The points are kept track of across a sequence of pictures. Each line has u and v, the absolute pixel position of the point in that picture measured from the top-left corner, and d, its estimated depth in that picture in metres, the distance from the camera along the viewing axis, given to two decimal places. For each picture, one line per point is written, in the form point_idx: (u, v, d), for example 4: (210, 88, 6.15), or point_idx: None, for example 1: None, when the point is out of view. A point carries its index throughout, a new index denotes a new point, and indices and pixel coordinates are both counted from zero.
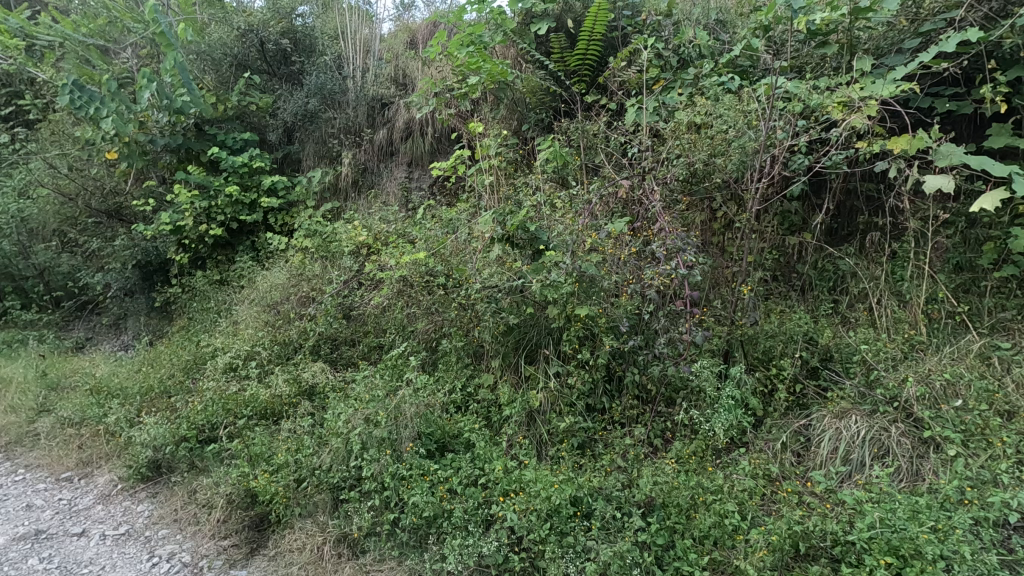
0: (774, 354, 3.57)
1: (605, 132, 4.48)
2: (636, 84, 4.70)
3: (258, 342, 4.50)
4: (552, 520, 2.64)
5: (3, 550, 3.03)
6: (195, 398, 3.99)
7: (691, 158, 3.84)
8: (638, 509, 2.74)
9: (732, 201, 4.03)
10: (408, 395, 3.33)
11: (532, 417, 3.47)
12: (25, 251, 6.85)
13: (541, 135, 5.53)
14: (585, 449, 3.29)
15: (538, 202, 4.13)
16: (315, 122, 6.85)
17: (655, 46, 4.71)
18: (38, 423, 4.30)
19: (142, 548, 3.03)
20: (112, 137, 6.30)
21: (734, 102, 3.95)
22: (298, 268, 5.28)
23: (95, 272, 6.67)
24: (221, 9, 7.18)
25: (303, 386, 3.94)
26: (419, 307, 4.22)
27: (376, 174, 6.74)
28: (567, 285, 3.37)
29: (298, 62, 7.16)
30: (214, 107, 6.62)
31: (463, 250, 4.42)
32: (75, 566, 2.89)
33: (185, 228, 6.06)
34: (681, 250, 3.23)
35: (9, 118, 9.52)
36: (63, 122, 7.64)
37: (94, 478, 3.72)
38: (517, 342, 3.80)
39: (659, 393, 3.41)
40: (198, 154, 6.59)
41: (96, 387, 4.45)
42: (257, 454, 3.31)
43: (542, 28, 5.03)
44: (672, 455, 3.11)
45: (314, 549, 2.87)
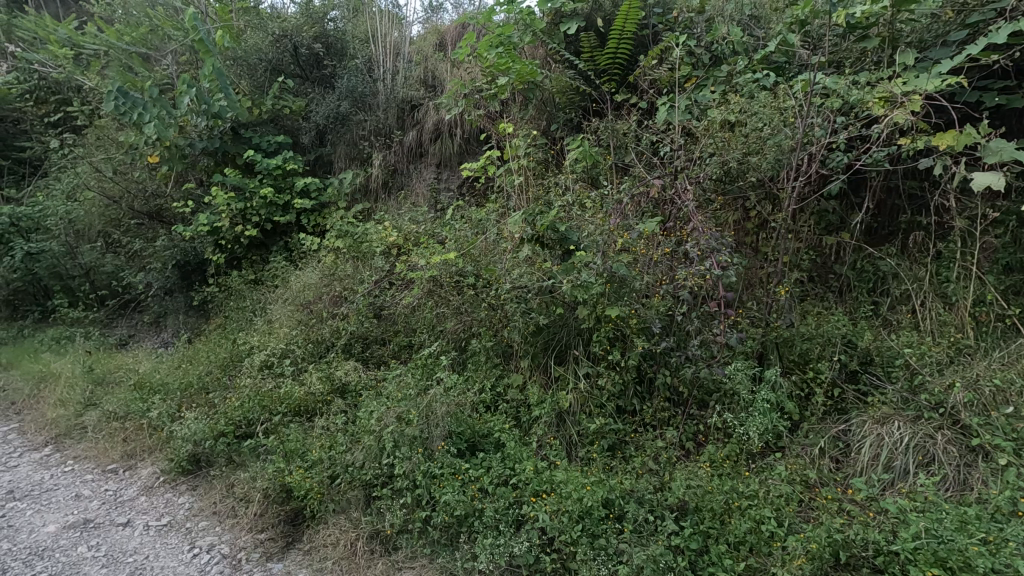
0: (811, 356, 3.47)
1: (635, 131, 4.44)
2: (667, 82, 4.65)
3: (291, 341, 4.60)
4: (584, 522, 2.62)
5: (54, 537, 3.16)
6: (233, 395, 4.12)
7: (725, 157, 3.77)
8: (671, 512, 2.70)
9: (767, 200, 3.94)
10: (439, 394, 3.35)
11: (562, 418, 3.47)
12: (72, 251, 7.16)
13: (570, 135, 5.52)
14: (615, 451, 3.27)
15: (567, 202, 4.12)
16: (346, 124, 6.97)
17: (687, 44, 4.66)
18: (85, 417, 4.47)
19: (183, 539, 3.13)
20: (153, 142, 6.52)
21: (769, 99, 3.87)
22: (331, 268, 5.38)
23: (137, 272, 6.92)
24: (256, 16, 7.37)
25: (335, 384, 4.01)
26: (449, 307, 4.25)
27: (406, 175, 6.81)
28: (598, 286, 3.37)
29: (331, 66, 7.30)
30: (250, 111, 6.80)
31: (493, 250, 4.44)
32: (120, 555, 3.00)
33: (222, 229, 6.24)
34: (715, 250, 3.18)
35: (59, 123, 10.00)
36: (108, 127, 7.98)
37: (138, 471, 3.86)
38: (546, 343, 3.80)
39: (691, 395, 3.35)
40: (234, 156, 6.76)
41: (139, 382, 4.62)
42: (292, 450, 3.39)
43: (572, 27, 5.02)
44: (706, 459, 3.06)
45: (348, 544, 2.92)
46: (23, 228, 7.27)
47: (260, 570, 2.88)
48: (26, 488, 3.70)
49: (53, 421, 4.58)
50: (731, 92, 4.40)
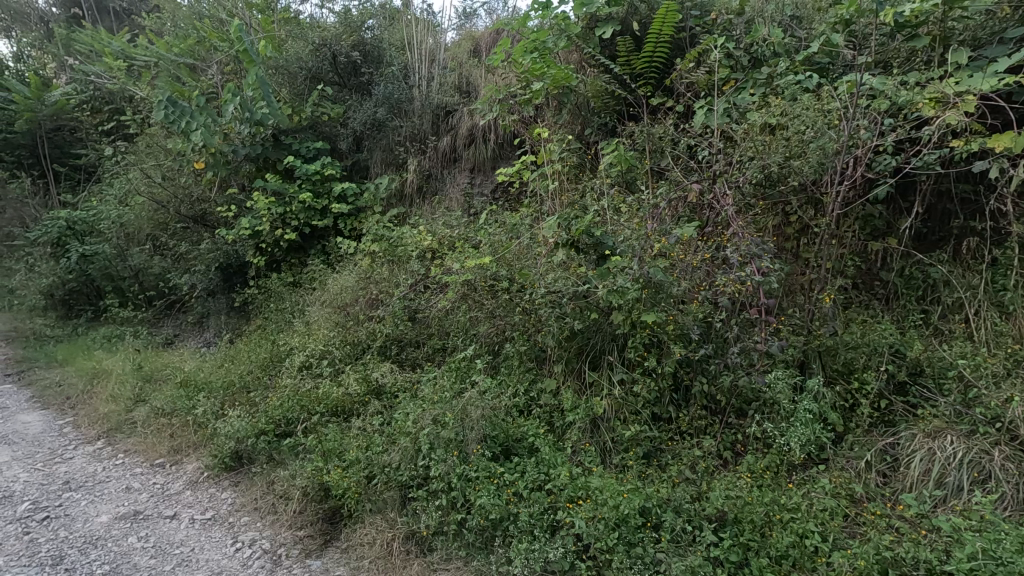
0: (856, 366, 3.36)
1: (672, 135, 4.40)
2: (705, 85, 4.59)
3: (330, 342, 4.70)
4: (620, 530, 2.59)
5: (107, 527, 3.30)
6: (273, 394, 4.25)
7: (766, 160, 3.68)
8: (710, 523, 2.65)
9: (809, 205, 3.84)
10: (474, 397, 3.39)
11: (596, 424, 3.44)
12: (122, 254, 7.49)
13: (605, 139, 5.49)
14: (650, 459, 3.23)
15: (603, 206, 4.10)
16: (382, 130, 7.09)
17: (726, 46, 4.59)
18: (135, 412, 4.67)
19: (226, 533, 3.22)
20: (199, 148, 6.79)
21: (812, 101, 3.78)
22: (367, 272, 5.48)
23: (182, 273, 7.18)
24: (298, 26, 7.60)
25: (372, 385, 4.10)
26: (483, 310, 4.29)
27: (440, 180, 6.87)
28: (633, 291, 3.32)
29: (368, 74, 7.46)
30: (290, 118, 7.00)
31: (527, 254, 4.45)
32: (168, 547, 3.11)
33: (263, 232, 6.43)
34: (756, 256, 3.13)
35: (113, 132, 10.52)
36: (158, 135, 8.35)
37: (184, 465, 4.00)
38: (580, 348, 3.75)
39: (729, 404, 3.28)
40: (275, 162, 6.95)
41: (184, 380, 4.81)
42: (330, 450, 3.47)
43: (608, 31, 5.00)
44: (745, 470, 2.99)
45: (384, 544, 2.95)
46: (77, 231, 7.84)
47: (299, 566, 2.94)
48: (80, 479, 3.87)
49: (105, 416, 4.79)
50: (772, 94, 4.31)
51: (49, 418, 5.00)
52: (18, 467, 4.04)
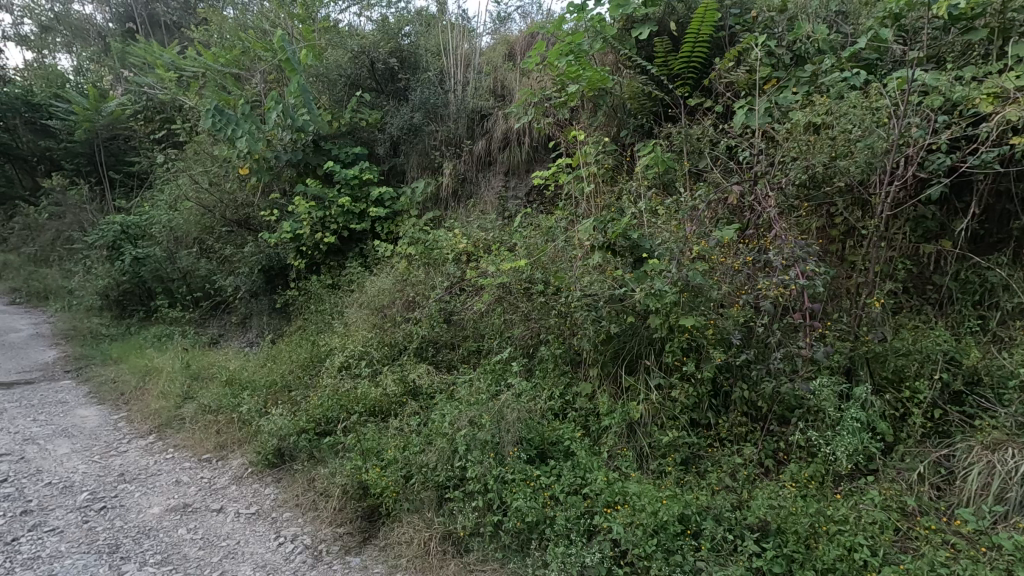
0: (907, 374, 3.22)
1: (711, 136, 4.33)
2: (745, 85, 4.50)
3: (368, 343, 4.80)
4: (659, 536, 2.55)
5: (159, 518, 3.44)
6: (314, 394, 4.37)
7: (810, 160, 3.58)
8: (752, 533, 2.58)
9: (856, 207, 3.71)
10: (510, 400, 3.42)
11: (632, 429, 3.41)
12: (172, 257, 7.82)
13: (641, 141, 5.42)
14: (689, 466, 3.18)
15: (640, 209, 4.06)
16: (419, 135, 7.20)
17: (768, 44, 4.49)
18: (183, 409, 4.86)
19: (270, 528, 3.32)
20: (244, 155, 7.03)
21: (859, 99, 3.65)
22: (404, 274, 5.55)
23: (227, 275, 7.43)
24: (337, 35, 7.80)
25: (409, 386, 4.18)
26: (517, 313, 4.31)
27: (475, 184, 6.92)
28: (672, 295, 3.26)
29: (405, 80, 7.59)
30: (330, 124, 7.18)
31: (563, 257, 4.43)
32: (215, 539, 3.23)
33: (303, 236, 6.60)
34: (801, 259, 3.05)
35: (164, 140, 11.03)
36: (206, 143, 8.70)
37: (229, 461, 4.15)
38: (616, 352, 3.71)
39: (771, 411, 3.19)
40: (315, 167, 7.13)
41: (230, 379, 4.99)
42: (369, 449, 3.54)
43: (644, 32, 4.95)
44: (788, 479, 2.91)
45: (421, 544, 2.99)
46: (131, 235, 8.25)
47: (339, 562, 3.00)
48: (134, 471, 4.06)
49: (156, 411, 5.00)
50: (816, 92, 4.19)
51: (105, 412, 5.26)
52: (78, 459, 4.25)
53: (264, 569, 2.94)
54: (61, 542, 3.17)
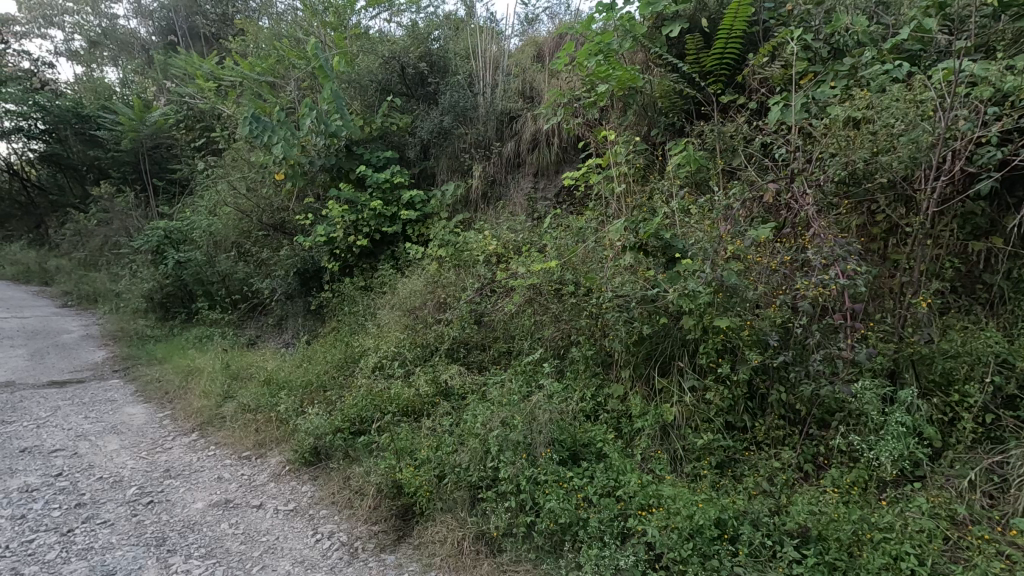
0: (956, 377, 3.10)
1: (745, 133, 4.25)
2: (781, 80, 4.40)
3: (400, 344, 4.88)
4: (694, 541, 2.51)
5: (202, 513, 3.56)
6: (349, 393, 4.46)
7: (850, 157, 3.47)
8: (791, 539, 2.52)
9: (899, 203, 3.56)
10: (542, 401, 3.43)
11: (666, 432, 3.37)
12: (212, 261, 8.09)
13: (672, 139, 5.35)
14: (724, 469, 3.13)
15: (672, 208, 4.01)
16: (449, 138, 7.27)
17: (804, 38, 4.38)
18: (224, 408, 5.02)
19: (307, 524, 3.40)
20: (280, 161, 7.22)
21: (902, 92, 3.52)
22: (434, 276, 5.61)
23: (264, 278, 7.63)
24: (369, 41, 7.95)
25: (441, 386, 4.24)
26: (548, 314, 4.32)
27: (504, 185, 6.95)
28: (706, 295, 3.21)
29: (434, 83, 7.68)
30: (362, 129, 7.31)
31: (593, 257, 4.40)
32: (256, 534, 3.32)
33: (337, 239, 6.73)
34: (841, 258, 2.98)
35: (203, 147, 11.41)
36: (243, 150, 8.98)
37: (267, 459, 4.26)
38: (648, 354, 3.66)
39: (811, 414, 3.10)
40: (348, 172, 7.27)
41: (269, 379, 5.14)
42: (403, 448, 3.59)
43: (675, 30, 4.89)
44: (829, 484, 2.83)
45: (454, 543, 3.02)
46: (174, 240, 8.59)
47: (375, 560, 3.05)
48: (179, 467, 4.21)
49: (198, 410, 5.18)
50: (856, 86, 4.07)
51: (151, 410, 5.46)
52: (126, 455, 4.44)
53: (302, 565, 3.02)
54: (112, 534, 3.31)
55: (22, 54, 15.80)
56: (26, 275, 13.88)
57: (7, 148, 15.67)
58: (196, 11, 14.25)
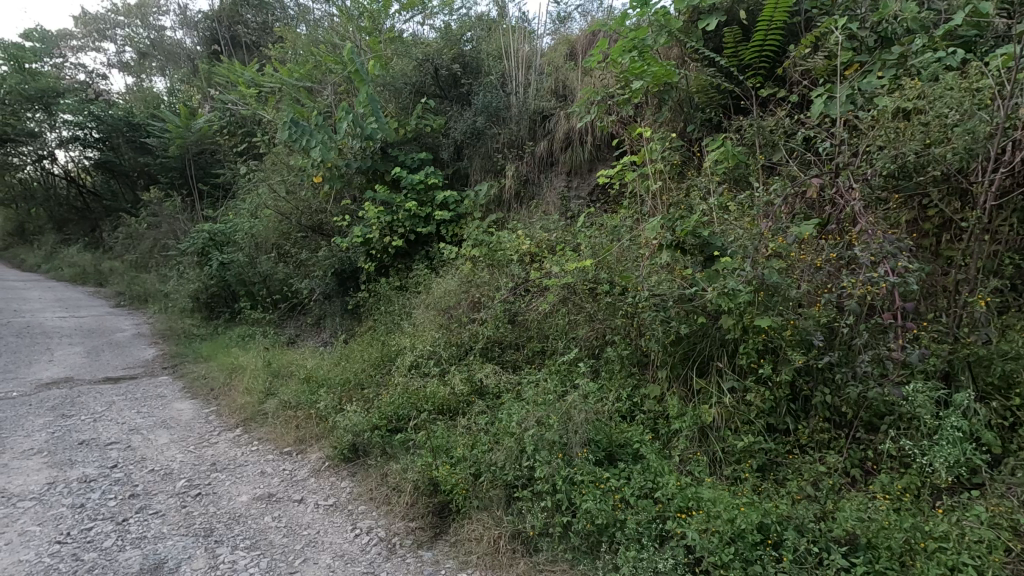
0: (1017, 379, 2.93)
1: (786, 127, 4.13)
2: (824, 72, 4.26)
3: (435, 343, 4.93)
4: (736, 545, 2.45)
5: (247, 506, 3.68)
6: (386, 392, 4.54)
7: (899, 150, 3.33)
8: (839, 546, 2.42)
9: (953, 197, 3.35)
10: (577, 401, 3.42)
11: (704, 433, 3.31)
12: (253, 262, 8.34)
13: (709, 135, 5.25)
14: (766, 473, 3.05)
15: (710, 205, 3.93)
16: (482, 138, 7.30)
17: (849, 27, 4.22)
18: (265, 405, 5.17)
19: (346, 519, 3.47)
20: (318, 164, 7.38)
21: (957, 81, 3.36)
22: (468, 276, 5.64)
23: (303, 278, 7.82)
24: (403, 44, 8.06)
25: (475, 385, 4.27)
26: (583, 314, 4.30)
27: (537, 185, 6.93)
28: (746, 295, 3.12)
29: (467, 84, 7.74)
30: (397, 132, 7.43)
31: (628, 256, 4.34)
32: (298, 527, 3.41)
33: (373, 240, 6.85)
34: (891, 255, 2.87)
35: (245, 152, 11.79)
36: (282, 154, 9.24)
37: (308, 455, 4.37)
38: (686, 354, 3.59)
39: (858, 417, 2.99)
40: (383, 174, 7.39)
41: (308, 376, 5.27)
42: (438, 446, 3.63)
43: (712, 23, 4.78)
44: (878, 491, 2.72)
45: (491, 541, 3.02)
46: (218, 242, 8.94)
47: (412, 556, 3.09)
48: (224, 462, 4.36)
49: (242, 406, 5.36)
50: (905, 75, 3.91)
51: (198, 406, 5.68)
52: (176, 448, 4.62)
53: (342, 559, 3.08)
54: (164, 524, 3.45)
55: (79, 67, 16.65)
56: (82, 276, 14.63)
57: (65, 156, 16.52)
58: (238, 21, 14.70)
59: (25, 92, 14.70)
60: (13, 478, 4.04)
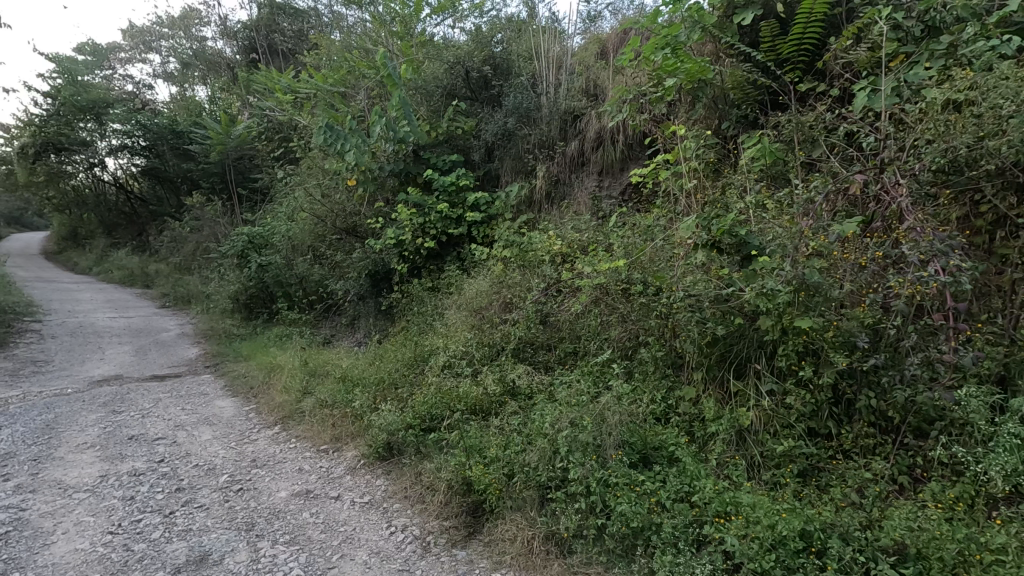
0: None
1: (827, 122, 4.01)
2: (867, 64, 4.12)
3: (468, 343, 4.97)
4: (777, 552, 2.38)
5: (286, 501, 3.78)
6: (419, 391, 4.60)
7: (949, 143, 3.18)
8: (887, 556, 2.33)
9: (1009, 192, 3.13)
10: (611, 403, 3.39)
11: (742, 437, 3.23)
12: (290, 264, 8.56)
13: (745, 132, 5.14)
14: (807, 478, 2.96)
15: (747, 204, 3.84)
16: (513, 139, 7.31)
17: (893, 16, 4.07)
18: (303, 404, 5.30)
19: (382, 517, 3.52)
20: (352, 167, 7.51)
21: (1012, 70, 3.20)
22: (499, 276, 5.66)
23: (338, 280, 7.97)
24: (434, 48, 8.13)
25: (508, 385, 4.29)
26: (615, 314, 4.25)
27: (568, 185, 6.90)
28: (786, 295, 3.03)
29: (498, 86, 7.78)
30: (428, 134, 7.51)
31: (662, 256, 4.27)
32: (336, 524, 3.48)
33: (406, 241, 6.94)
34: (941, 254, 2.76)
35: (282, 157, 12.11)
36: (317, 158, 9.45)
37: (343, 453, 4.45)
38: (722, 356, 3.51)
39: (905, 422, 2.88)
40: (415, 176, 7.48)
41: (344, 376, 5.38)
42: (472, 446, 3.66)
43: (748, 18, 4.68)
44: (929, 499, 2.61)
45: (525, 542, 3.02)
46: (256, 245, 9.20)
47: (447, 555, 3.11)
48: (264, 458, 4.48)
49: (280, 404, 5.51)
50: (954, 65, 3.74)
51: (239, 404, 5.85)
52: (218, 444, 4.78)
53: (378, 556, 3.13)
54: (208, 517, 3.57)
55: (127, 78, 17.40)
56: (130, 278, 15.27)
57: (114, 164, 17.28)
58: (275, 29, 15.08)
59: (77, 103, 15.47)
60: (69, 471, 4.25)
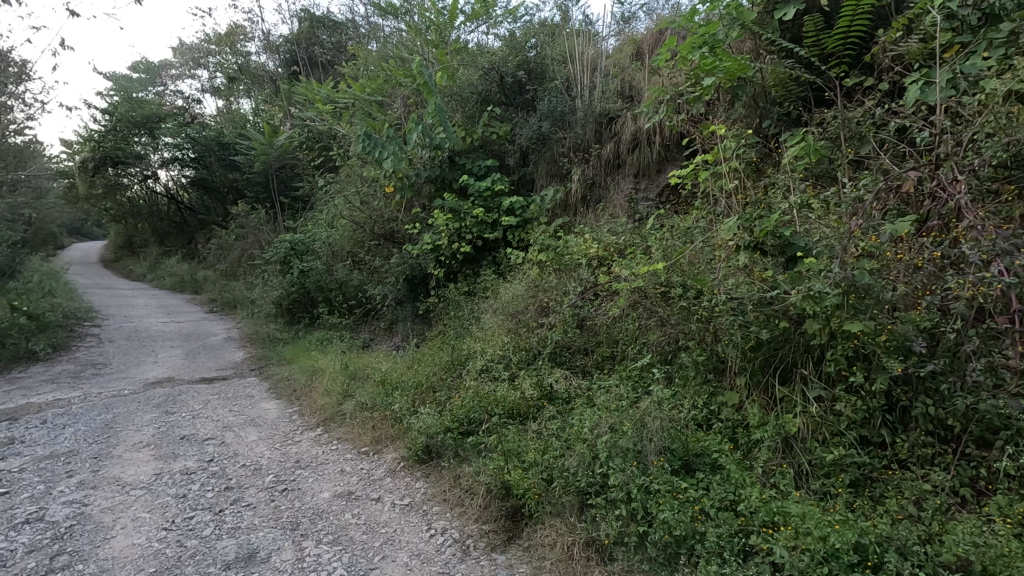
0: None
1: (876, 118, 3.86)
2: (918, 57, 3.95)
3: (505, 347, 4.98)
4: (829, 565, 2.29)
5: (329, 502, 3.86)
6: (457, 395, 4.64)
7: (1011, 137, 3.02)
8: (948, 572, 2.21)
9: None
10: (652, 408, 3.33)
11: (789, 444, 3.13)
12: (331, 270, 8.79)
13: (787, 130, 5.00)
14: (860, 488, 2.84)
15: (792, 204, 3.73)
16: (548, 144, 7.32)
17: (947, 6, 3.89)
18: (343, 406, 5.42)
19: (421, 519, 3.56)
20: (390, 174, 7.64)
21: None
22: (535, 280, 5.66)
23: (376, 285, 8.10)
24: (469, 54, 8.20)
25: (546, 390, 4.28)
26: (653, 318, 4.18)
27: (603, 188, 6.85)
28: (834, 298, 2.92)
29: (533, 90, 7.80)
30: (464, 140, 7.58)
31: (702, 258, 4.17)
32: (377, 525, 3.54)
33: (442, 246, 7.01)
34: (1005, 252, 2.62)
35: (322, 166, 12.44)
36: (356, 165, 9.67)
37: (383, 455, 4.53)
38: (766, 361, 3.42)
39: (966, 431, 2.74)
40: (451, 182, 7.55)
41: (383, 379, 5.48)
42: (510, 450, 3.66)
43: (790, 13, 4.55)
44: (995, 513, 2.46)
45: (565, 548, 3.00)
46: (298, 251, 9.47)
47: (486, 559, 3.12)
48: (307, 459, 4.60)
49: (322, 407, 5.65)
50: (1015, 54, 3.55)
51: (282, 406, 6.02)
52: (263, 445, 4.93)
53: (419, 558, 3.16)
54: (255, 516, 3.68)
55: (178, 94, 18.21)
56: (180, 285, 15.92)
57: (166, 176, 18.09)
58: (315, 42, 15.54)
59: (133, 119, 16.29)
60: (126, 468, 4.46)
